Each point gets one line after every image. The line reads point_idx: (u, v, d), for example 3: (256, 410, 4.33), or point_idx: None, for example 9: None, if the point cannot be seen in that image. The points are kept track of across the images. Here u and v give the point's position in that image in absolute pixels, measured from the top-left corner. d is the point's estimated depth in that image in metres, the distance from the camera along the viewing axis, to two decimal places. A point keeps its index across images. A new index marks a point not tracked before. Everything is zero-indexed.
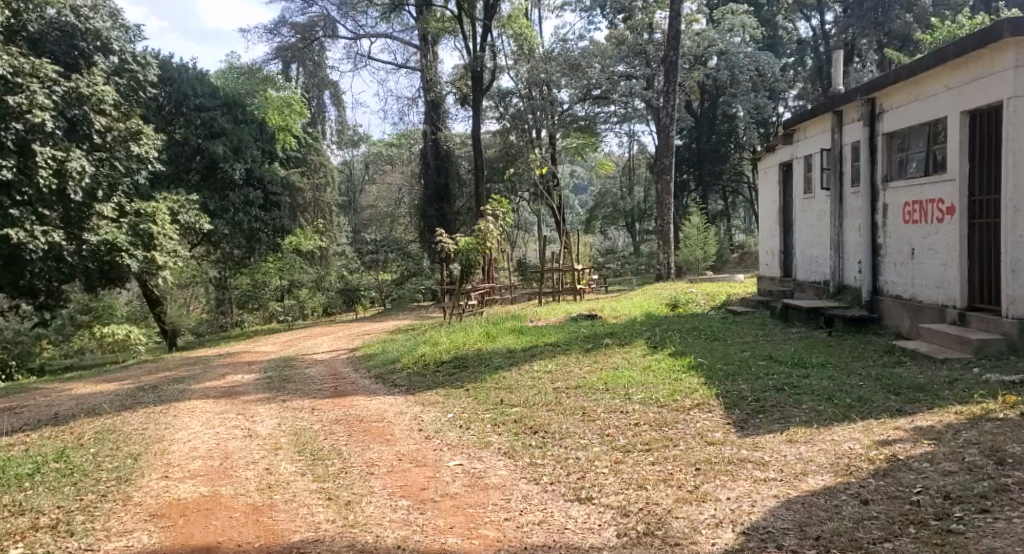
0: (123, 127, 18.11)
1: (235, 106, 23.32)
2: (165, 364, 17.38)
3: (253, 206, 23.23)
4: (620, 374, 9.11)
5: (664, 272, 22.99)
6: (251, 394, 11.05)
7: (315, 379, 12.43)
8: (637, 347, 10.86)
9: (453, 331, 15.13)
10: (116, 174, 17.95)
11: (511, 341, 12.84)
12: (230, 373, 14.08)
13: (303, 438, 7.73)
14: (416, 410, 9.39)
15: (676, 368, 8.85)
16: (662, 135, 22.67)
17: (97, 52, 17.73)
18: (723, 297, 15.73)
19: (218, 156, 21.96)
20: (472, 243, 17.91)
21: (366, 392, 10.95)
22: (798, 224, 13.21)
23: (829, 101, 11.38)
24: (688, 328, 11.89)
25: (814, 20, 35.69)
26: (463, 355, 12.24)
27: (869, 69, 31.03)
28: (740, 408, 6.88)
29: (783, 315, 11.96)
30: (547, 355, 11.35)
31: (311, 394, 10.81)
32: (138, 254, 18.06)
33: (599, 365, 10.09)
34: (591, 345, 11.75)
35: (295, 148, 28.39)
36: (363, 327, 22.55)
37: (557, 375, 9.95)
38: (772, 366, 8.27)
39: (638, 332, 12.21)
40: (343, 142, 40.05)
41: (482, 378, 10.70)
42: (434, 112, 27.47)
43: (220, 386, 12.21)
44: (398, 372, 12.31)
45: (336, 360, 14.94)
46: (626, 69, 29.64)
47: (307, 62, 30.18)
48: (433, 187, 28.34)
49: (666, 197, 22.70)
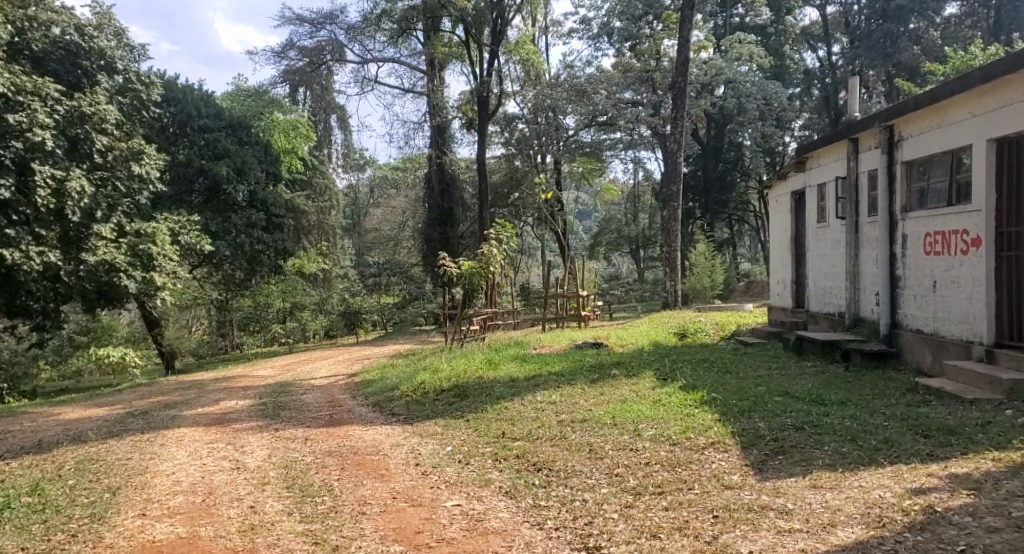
0: (124, 147, 17.88)
1: (239, 128, 23.12)
2: (161, 388, 16.99)
3: (256, 228, 22.79)
4: (628, 409, 8.70)
5: (671, 300, 22.62)
6: (243, 421, 10.66)
7: (312, 406, 12.05)
8: (645, 380, 10.45)
9: (454, 357, 14.75)
10: (116, 195, 17.65)
11: (513, 369, 12.45)
12: (225, 398, 13.71)
13: (294, 473, 7.33)
14: (415, 441, 8.99)
15: (687, 403, 8.45)
16: (670, 161, 22.36)
17: (100, 71, 17.53)
18: (732, 327, 15.32)
19: (221, 178, 21.71)
20: (475, 267, 17.59)
21: (362, 421, 10.55)
22: (811, 254, 12.85)
23: (845, 128, 11.06)
24: (698, 360, 11.49)
25: (822, 51, 35.60)
26: (464, 383, 11.86)
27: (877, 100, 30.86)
28: (759, 449, 6.47)
29: (796, 347, 11.56)
30: (551, 385, 10.96)
31: (305, 422, 10.42)
32: (136, 275, 17.75)
33: (607, 397, 9.68)
34: (596, 375, 11.35)
35: (300, 171, 28.22)
36: (363, 351, 22.15)
37: (562, 407, 9.54)
38: (789, 403, 7.87)
39: (646, 363, 11.81)
40: (349, 165, 39.94)
41: (483, 409, 10.28)
42: (439, 136, 27.42)
43: (212, 412, 11.81)
44: (396, 400, 11.91)
45: (333, 386, 14.55)
46: (633, 96, 29.49)
47: (314, 85, 30.11)
48: (437, 211, 28.07)
49: (674, 224, 22.35)
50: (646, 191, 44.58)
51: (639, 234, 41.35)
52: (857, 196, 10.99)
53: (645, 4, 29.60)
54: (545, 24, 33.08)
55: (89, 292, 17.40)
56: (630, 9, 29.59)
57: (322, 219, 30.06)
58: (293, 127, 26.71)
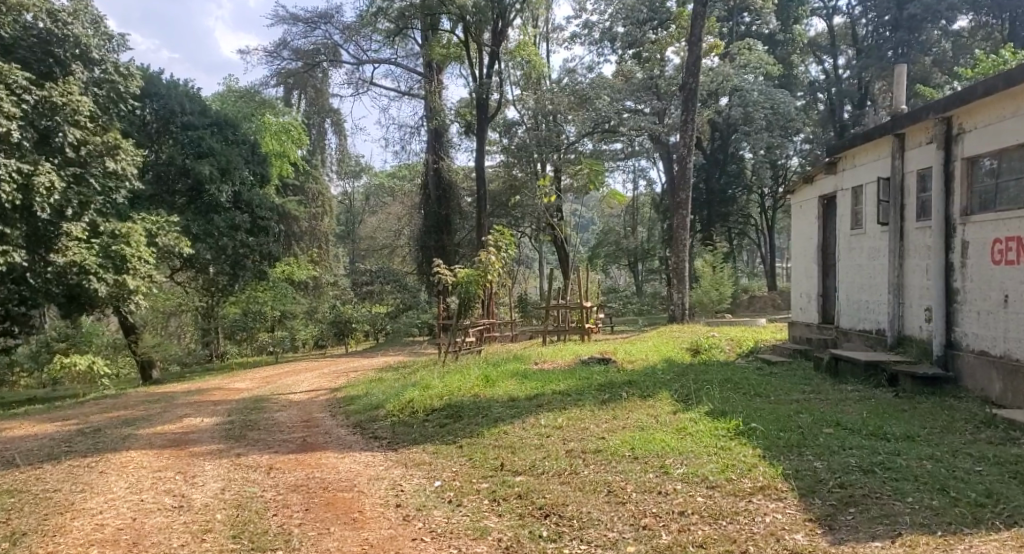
0: (99, 141, 16.41)
1: (225, 126, 21.82)
2: (128, 400, 15.72)
3: (240, 230, 21.39)
4: (647, 438, 7.39)
5: (679, 314, 21.21)
6: (203, 444, 9.37)
7: (285, 426, 10.76)
8: (663, 402, 9.20)
9: (447, 372, 13.46)
10: (89, 191, 16.23)
11: (511, 387, 11.16)
12: (191, 414, 12.41)
13: (246, 517, 6.17)
14: (398, 474, 7.70)
15: (718, 433, 7.17)
16: (678, 165, 21.02)
17: (75, 61, 16.17)
18: (750, 343, 14.06)
19: (204, 177, 20.30)
20: (471, 275, 16.38)
21: (340, 445, 9.29)
22: (842, 265, 11.62)
23: (888, 123, 9.88)
24: (721, 380, 10.25)
25: (828, 63, 34.58)
26: (457, 402, 10.56)
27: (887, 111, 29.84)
28: (822, 498, 5.25)
29: (828, 367, 10.33)
30: (555, 406, 9.67)
31: (275, 447, 9.16)
32: (108, 277, 16.22)
33: (622, 423, 8.41)
34: (606, 396, 10.08)
35: (290, 176, 27.03)
36: (350, 363, 20.86)
37: (569, 435, 8.25)
38: (842, 437, 6.61)
39: (662, 382, 10.56)
40: (344, 173, 38.67)
41: (477, 434, 9.00)
42: (436, 140, 26.24)
43: (172, 431, 10.51)
44: (381, 421, 10.63)
45: (314, 401, 13.26)
46: (635, 104, 28.29)
47: (307, 87, 28.95)
48: (433, 218, 26.77)
49: (681, 232, 20.99)
50: (646, 201, 43.34)
51: (639, 246, 40.15)
52: (902, 199, 9.80)
53: (650, 10, 28.74)
54: (547, 30, 32.01)
55: (57, 294, 16.10)
56: (635, 14, 28.72)
57: (314, 224, 28.75)
58: (284, 128, 25.43)
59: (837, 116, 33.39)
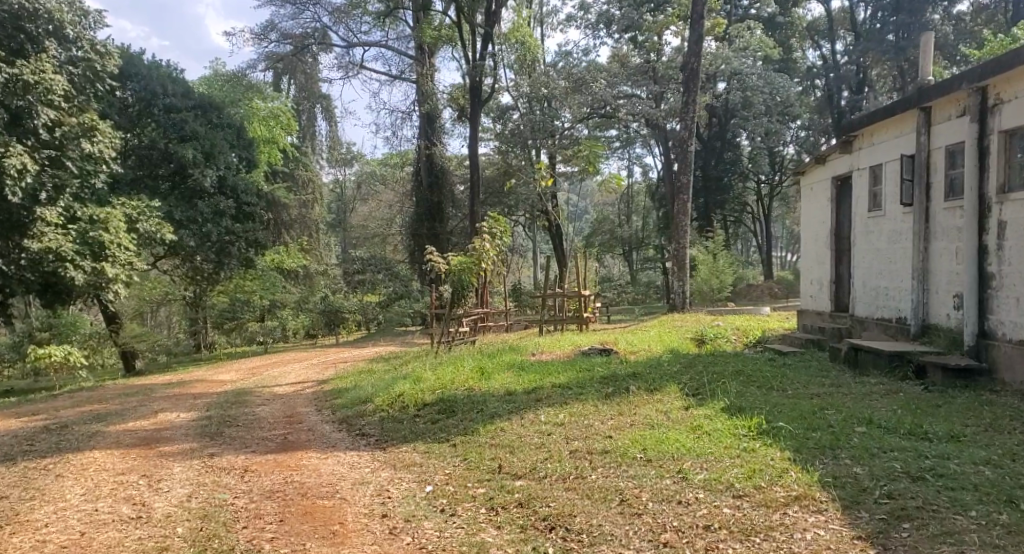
0: (73, 122, 15.40)
1: (210, 109, 20.96)
2: (104, 393, 15.03)
3: (225, 217, 20.54)
4: (660, 438, 6.74)
5: (679, 303, 20.51)
6: (174, 443, 8.71)
7: (267, 422, 10.09)
8: (671, 397, 8.56)
9: (440, 363, 12.77)
10: (66, 175, 15.38)
11: (507, 380, 10.51)
12: (168, 409, 11.72)
13: (211, 531, 5.56)
14: (385, 477, 7.02)
15: (736, 431, 6.53)
16: (679, 148, 20.22)
17: (48, 37, 15.26)
18: (758, 333, 13.49)
19: (187, 161, 19.47)
20: (465, 262, 15.77)
21: (323, 444, 8.61)
22: (858, 250, 10.94)
23: (911, 97, 9.20)
24: (732, 372, 9.63)
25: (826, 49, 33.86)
26: (450, 396, 9.94)
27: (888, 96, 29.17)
28: (871, 512, 4.71)
29: (845, 357, 9.68)
30: (555, 402, 9.10)
31: (251, 445, 8.47)
32: (86, 265, 15.43)
33: (629, 420, 7.77)
34: (609, 390, 9.44)
35: (280, 163, 26.25)
36: (340, 353, 20.14)
37: (571, 433, 7.63)
38: (878, 436, 5.97)
39: (668, 374, 9.94)
40: (336, 161, 37.89)
41: (471, 432, 8.44)
42: (428, 125, 25.43)
43: (143, 429, 9.83)
44: (368, 416, 9.94)
45: (300, 395, 12.56)
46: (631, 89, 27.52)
47: (297, 71, 28.22)
48: (425, 205, 25.96)
49: (682, 218, 20.28)
50: (641, 189, 42.62)
51: (633, 235, 39.48)
52: (927, 177, 9.15)
53: None
54: (541, 13, 31.20)
55: (33, 282, 15.35)
56: None
57: (305, 212, 27.89)
58: (272, 114, 24.48)
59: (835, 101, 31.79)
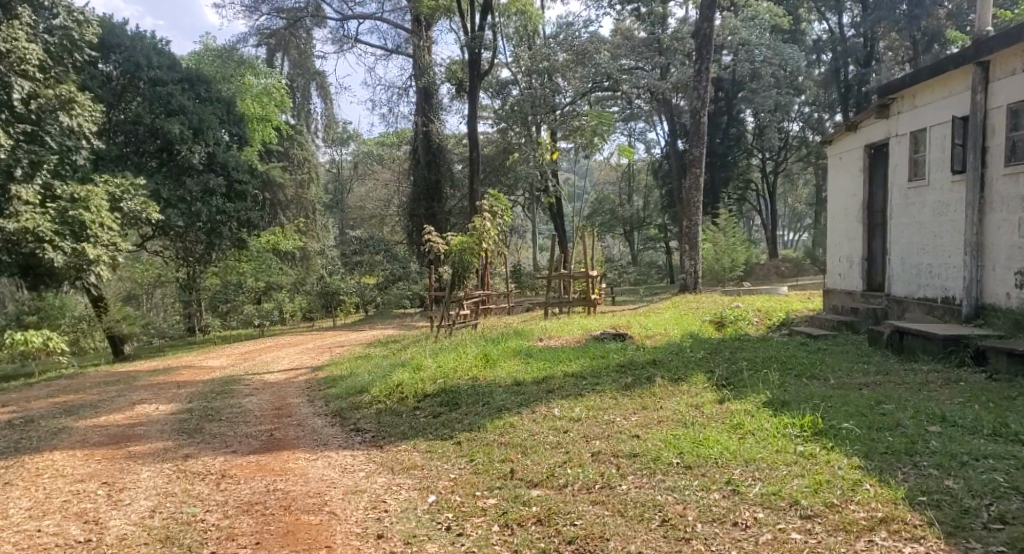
0: (52, 94, 14.32)
1: (197, 82, 19.73)
2: (84, 382, 14.23)
3: (216, 196, 19.11)
4: (696, 438, 5.87)
5: (691, 283, 19.54)
6: (147, 442, 7.88)
7: (251, 415, 9.24)
8: (699, 390, 7.70)
9: (441, 348, 11.85)
10: (43, 151, 14.39)
11: (515, 369, 9.62)
12: (146, 400, 10.84)
13: None
14: (381, 484, 6.11)
15: (784, 431, 5.68)
16: (691, 119, 19.18)
17: (20, 2, 13.99)
18: (781, 315, 12.64)
19: (174, 137, 18.12)
20: (465, 242, 14.97)
21: (313, 442, 7.69)
22: (893, 223, 10.03)
23: (969, 51, 8.42)
24: (764, 358, 8.77)
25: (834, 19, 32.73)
26: (452, 387, 9.05)
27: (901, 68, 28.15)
28: (984, 544, 4.22)
29: (880, 339, 8.87)
30: (568, 394, 8.24)
31: (232, 444, 7.59)
32: (65, 244, 14.44)
33: (656, 416, 6.92)
34: (627, 380, 8.58)
35: (275, 142, 25.38)
36: (336, 337, 19.22)
37: (591, 432, 6.79)
38: (958, 438, 5.25)
39: (692, 362, 9.07)
40: (332, 140, 36.81)
41: (477, 428, 7.61)
42: (425, 101, 24.29)
43: (115, 425, 8.94)
44: (363, 409, 9.04)
45: (291, 384, 11.64)
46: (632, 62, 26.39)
47: (292, 47, 27.17)
48: (423, 183, 24.85)
49: (694, 194, 19.26)
50: (643, 167, 41.54)
51: (636, 214, 38.49)
52: (983, 140, 8.40)
53: None
54: None
55: (9, 262, 14.38)
56: None
57: (301, 193, 26.88)
58: (266, 90, 23.28)
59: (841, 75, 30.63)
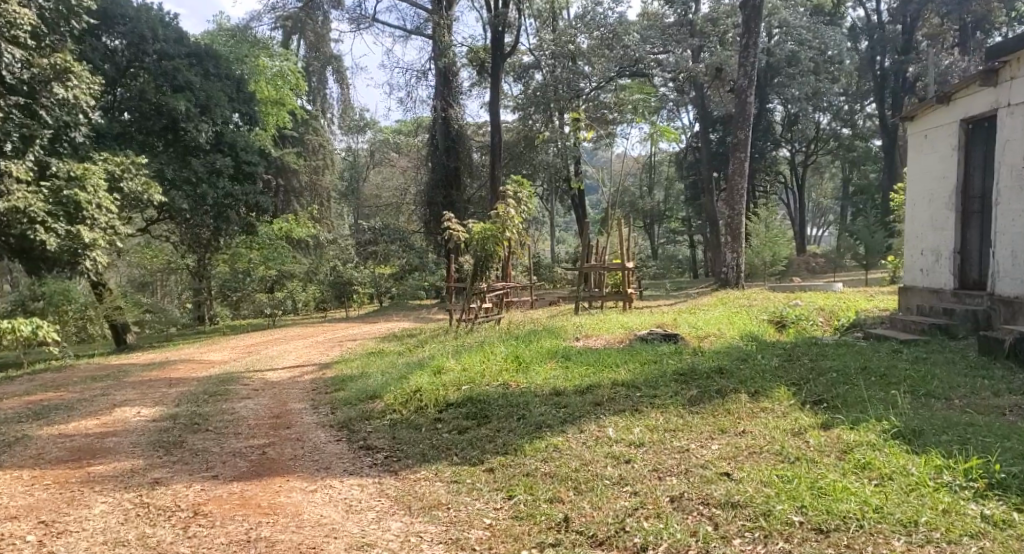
0: (46, 63, 12.66)
1: (206, 58, 17.86)
2: (70, 376, 12.90)
3: (222, 177, 17.46)
4: (815, 480, 4.72)
5: (732, 277, 18.05)
6: (113, 459, 6.54)
7: (243, 423, 7.86)
8: (787, 412, 6.25)
9: (466, 347, 10.39)
10: (38, 126, 12.76)
11: (552, 375, 8.15)
12: (129, 402, 9.45)
13: None
14: (396, 535, 4.96)
15: (932, 477, 4.68)
16: (736, 99, 17.61)
17: None
18: (849, 314, 11.16)
19: (179, 114, 16.32)
20: (488, 229, 13.51)
21: (313, 466, 6.28)
22: (1002, 211, 8.59)
23: None
24: (858, 369, 7.28)
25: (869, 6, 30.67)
26: (481, 395, 7.61)
27: (947, 55, 26.38)
28: None
29: (993, 350, 7.54)
30: (621, 410, 6.78)
31: (213, 467, 6.21)
32: (59, 227, 12.64)
33: (743, 445, 5.50)
34: (692, 393, 7.08)
35: (290, 127, 24.00)
36: (348, 329, 17.88)
37: (663, 464, 5.33)
38: None
39: (766, 372, 7.58)
40: (349, 128, 35.39)
41: (513, 452, 6.16)
42: (445, 84, 22.68)
43: (82, 434, 7.57)
44: (375, 421, 7.59)
45: (295, 385, 10.22)
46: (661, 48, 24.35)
47: (307, 30, 25.70)
48: (441, 171, 23.31)
49: (739, 180, 17.68)
50: (668, 158, 39.88)
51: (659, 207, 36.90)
52: None
53: None
54: None
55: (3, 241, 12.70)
56: None
57: (315, 180, 25.46)
58: (281, 72, 21.79)
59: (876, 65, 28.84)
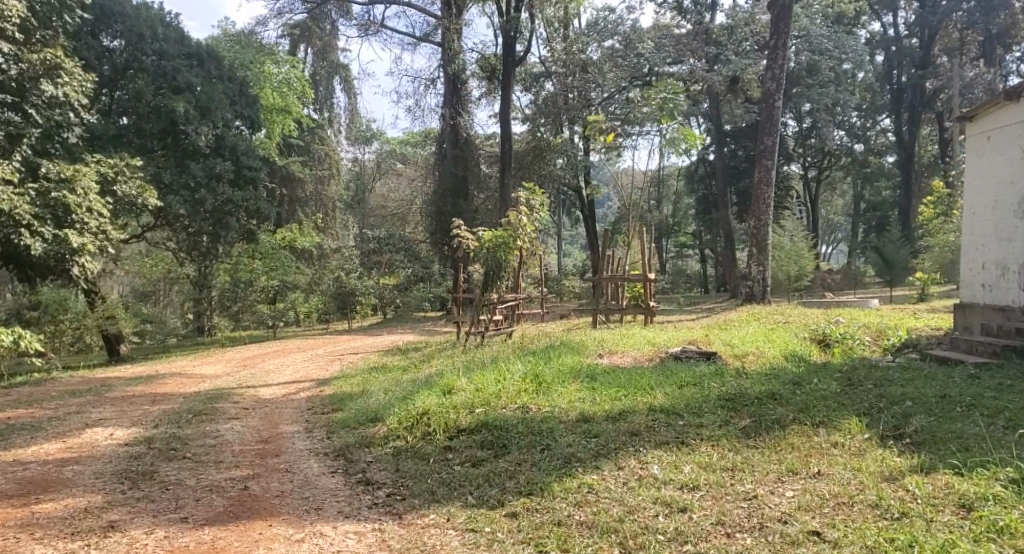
0: (37, 58, 11.66)
1: (208, 59, 16.74)
2: (49, 391, 11.90)
3: (222, 182, 16.20)
4: (940, 547, 4.15)
5: (758, 292, 16.98)
6: (64, 493, 5.61)
7: (220, 449, 6.86)
8: (867, 450, 5.27)
9: (477, 364, 9.34)
10: (28, 125, 11.65)
11: (578, 399, 7.13)
12: (104, 422, 8.46)
13: None
14: None
15: None
16: (763, 105, 16.62)
17: None
18: (901, 332, 10.08)
19: (178, 116, 15.27)
20: (500, 236, 12.47)
21: (300, 504, 5.31)
22: None
23: None
24: (937, 399, 6.27)
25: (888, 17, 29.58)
26: (499, 421, 6.60)
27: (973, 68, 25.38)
28: None
29: None
30: (666, 445, 5.72)
31: (183, 507, 5.23)
32: (47, 231, 11.42)
33: (828, 493, 4.73)
34: (746, 423, 6.01)
35: (295, 135, 23.06)
36: (350, 342, 16.87)
37: (729, 517, 4.56)
38: None
39: (829, 398, 6.53)
40: (355, 138, 34.47)
41: (539, 492, 5.14)
42: (454, 92, 21.70)
43: (38, 461, 6.58)
44: (375, 449, 6.60)
45: (289, 404, 9.20)
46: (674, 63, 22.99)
47: (314, 39, 24.78)
48: (449, 179, 22.32)
49: (766, 189, 16.66)
50: (678, 172, 38.89)
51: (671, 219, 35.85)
52: None
53: None
54: None
55: None
56: None
57: (320, 189, 24.59)
58: (286, 79, 20.88)
59: (894, 78, 27.78)
